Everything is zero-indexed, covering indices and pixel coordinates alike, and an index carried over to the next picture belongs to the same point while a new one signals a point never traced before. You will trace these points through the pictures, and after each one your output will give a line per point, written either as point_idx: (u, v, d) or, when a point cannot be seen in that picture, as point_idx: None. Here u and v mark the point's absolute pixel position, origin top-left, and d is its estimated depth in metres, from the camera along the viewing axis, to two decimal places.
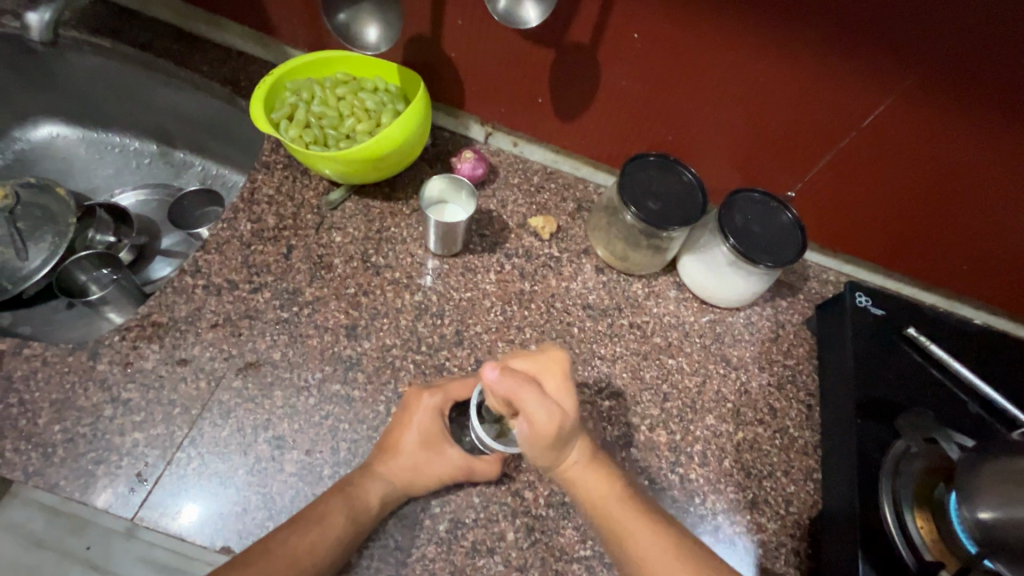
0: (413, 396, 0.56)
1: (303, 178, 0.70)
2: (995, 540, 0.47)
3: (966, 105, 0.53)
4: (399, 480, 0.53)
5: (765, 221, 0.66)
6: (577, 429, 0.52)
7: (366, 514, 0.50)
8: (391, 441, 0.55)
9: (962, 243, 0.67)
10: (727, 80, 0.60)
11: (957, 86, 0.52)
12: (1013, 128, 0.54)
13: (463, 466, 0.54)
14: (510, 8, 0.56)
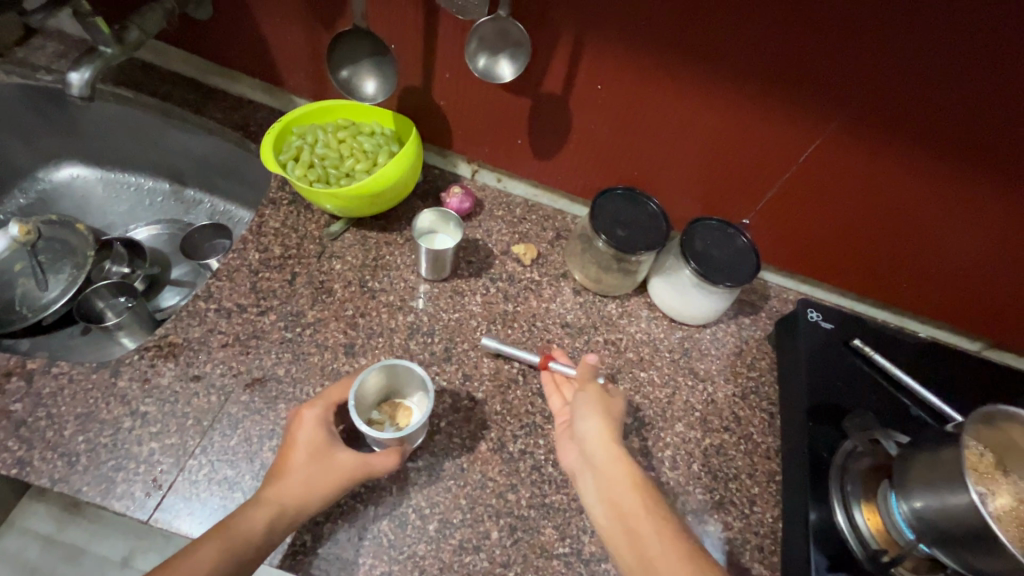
0: (295, 414, 0.58)
1: (306, 213, 0.78)
2: (929, 525, 0.52)
3: (886, 142, 0.62)
4: (288, 500, 0.53)
5: (722, 245, 0.73)
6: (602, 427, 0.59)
7: (242, 543, 0.50)
8: (280, 465, 0.55)
9: (901, 261, 0.75)
10: (683, 121, 0.68)
11: (877, 125, 0.61)
12: (926, 161, 0.62)
13: (360, 462, 0.55)
14: (488, 64, 0.65)
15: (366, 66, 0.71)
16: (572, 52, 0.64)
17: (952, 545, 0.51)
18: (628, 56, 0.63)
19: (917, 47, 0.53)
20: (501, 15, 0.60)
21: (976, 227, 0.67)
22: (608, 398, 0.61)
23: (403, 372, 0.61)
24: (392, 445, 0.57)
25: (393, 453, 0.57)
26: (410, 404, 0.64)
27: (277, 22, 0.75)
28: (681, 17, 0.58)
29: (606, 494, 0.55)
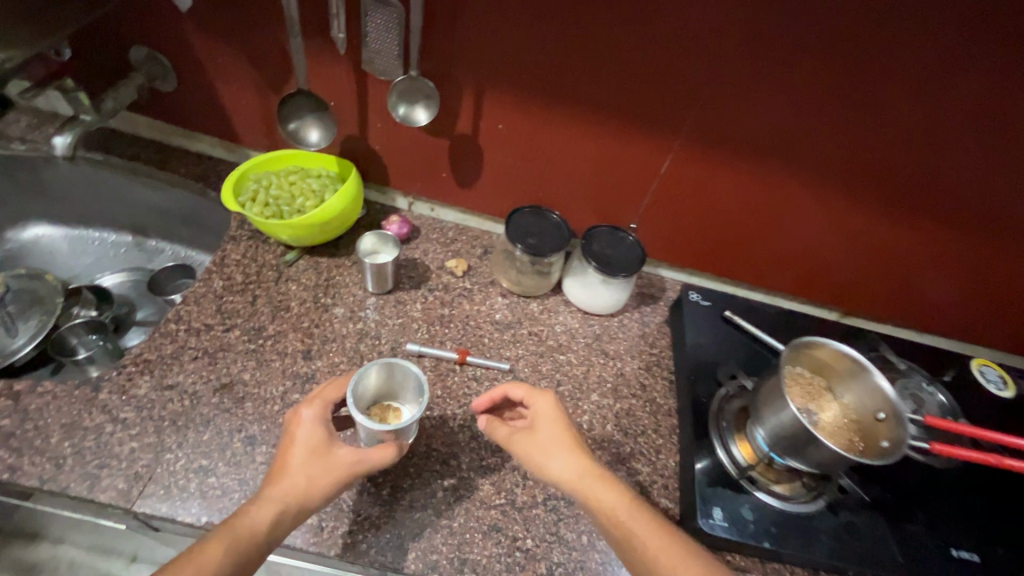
0: (293, 417, 0.63)
1: (264, 245, 0.90)
2: (774, 438, 0.67)
3: (725, 154, 0.81)
4: (290, 496, 0.57)
5: (614, 245, 0.90)
6: (558, 450, 0.64)
7: (245, 540, 0.54)
8: (279, 467, 0.59)
9: (759, 250, 0.94)
10: (575, 149, 0.85)
11: (716, 141, 0.80)
12: (757, 166, 0.81)
13: (357, 456, 0.60)
14: (406, 112, 0.82)
15: (310, 120, 0.86)
16: (476, 101, 0.81)
17: (789, 450, 0.66)
18: (519, 104, 0.81)
19: (722, 84, 0.73)
20: (414, 75, 0.77)
21: (806, 216, 0.86)
22: (547, 415, 0.67)
23: (402, 378, 0.71)
24: (388, 442, 0.62)
25: (390, 448, 0.62)
26: (400, 407, 0.73)
27: (233, 89, 0.89)
28: (552, 72, 0.76)
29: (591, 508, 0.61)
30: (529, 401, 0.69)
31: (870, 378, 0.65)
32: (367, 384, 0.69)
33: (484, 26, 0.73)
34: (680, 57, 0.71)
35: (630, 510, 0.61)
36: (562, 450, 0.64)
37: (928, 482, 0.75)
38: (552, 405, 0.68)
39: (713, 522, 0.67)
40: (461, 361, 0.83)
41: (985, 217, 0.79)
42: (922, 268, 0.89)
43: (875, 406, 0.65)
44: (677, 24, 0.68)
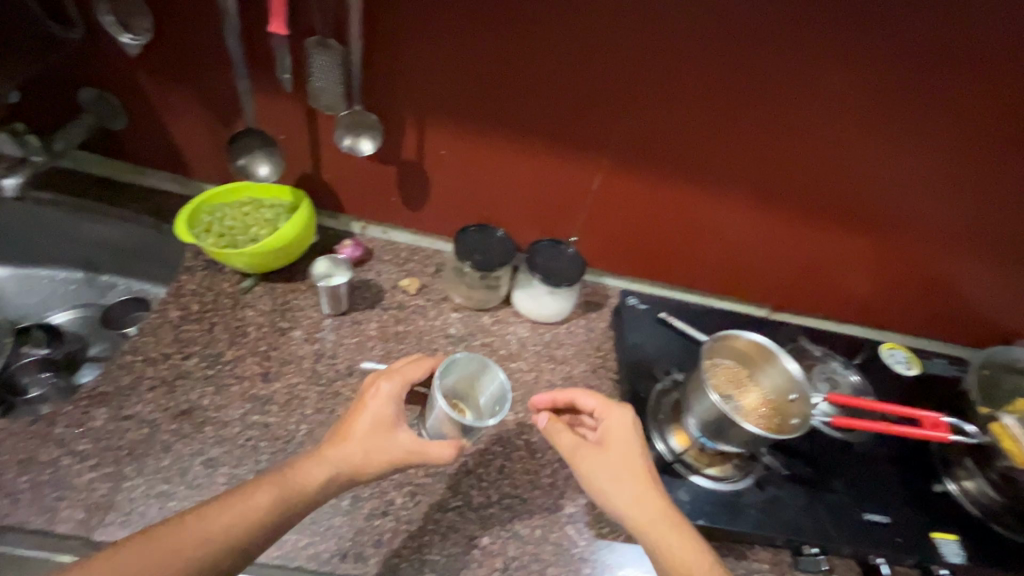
0: (370, 384, 0.70)
1: (219, 275, 0.93)
2: (700, 424, 0.74)
3: (648, 169, 0.90)
4: (347, 462, 0.64)
5: (557, 257, 0.97)
6: (641, 484, 0.66)
7: (298, 491, 0.60)
8: (344, 429, 0.67)
9: (688, 255, 1.02)
10: (515, 169, 0.92)
11: (641, 156, 0.88)
12: (677, 179, 0.91)
13: (414, 443, 0.66)
14: (352, 143, 0.87)
15: (258, 157, 0.91)
16: (418, 131, 0.87)
17: (713, 434, 0.73)
18: (458, 132, 0.87)
19: (638, 106, 0.82)
20: (357, 108, 0.83)
21: (725, 222, 0.96)
22: (631, 441, 0.69)
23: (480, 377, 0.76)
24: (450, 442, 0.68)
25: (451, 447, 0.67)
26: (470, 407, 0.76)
27: (182, 126, 0.92)
28: (486, 101, 0.83)
29: (662, 552, 0.63)
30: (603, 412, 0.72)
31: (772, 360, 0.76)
32: (454, 372, 0.75)
33: (421, 62, 0.80)
34: (604, 81, 0.80)
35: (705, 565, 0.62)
36: (643, 486, 0.66)
37: (842, 455, 0.84)
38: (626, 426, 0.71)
39: None
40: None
41: (875, 211, 0.91)
42: (831, 263, 1.00)
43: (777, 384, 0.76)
44: (599, 53, 0.77)
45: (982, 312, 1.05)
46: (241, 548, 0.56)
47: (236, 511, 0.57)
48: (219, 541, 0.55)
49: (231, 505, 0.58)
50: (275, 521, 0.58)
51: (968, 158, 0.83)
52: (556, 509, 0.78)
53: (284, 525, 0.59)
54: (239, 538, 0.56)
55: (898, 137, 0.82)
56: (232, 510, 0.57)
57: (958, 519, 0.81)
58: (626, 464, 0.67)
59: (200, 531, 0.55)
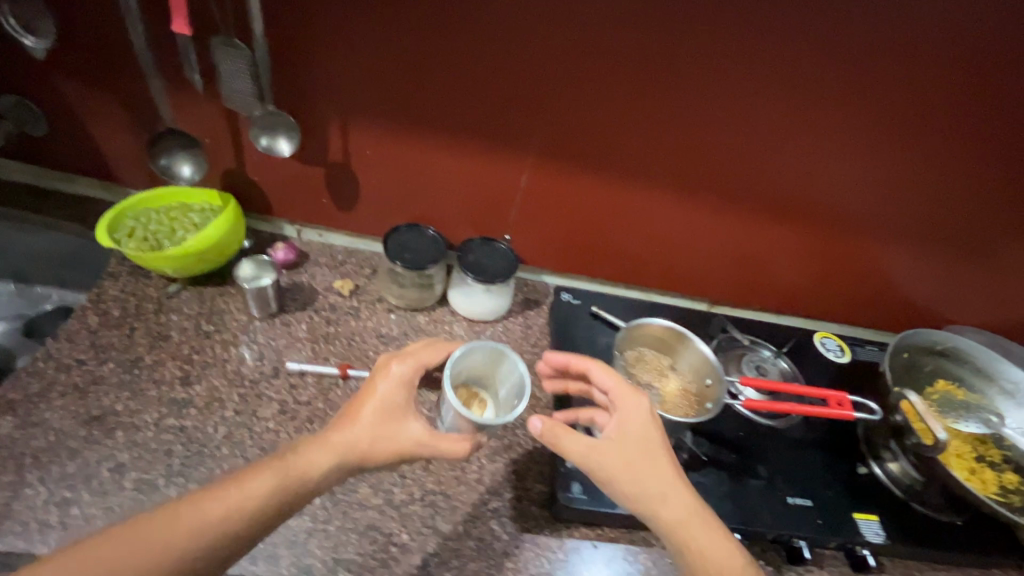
0: (381, 367, 0.67)
1: (145, 280, 0.92)
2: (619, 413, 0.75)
3: (574, 164, 0.91)
4: (352, 451, 0.61)
5: (490, 254, 0.98)
6: (659, 467, 0.63)
7: (297, 480, 0.58)
8: (351, 411, 0.64)
9: (623, 249, 1.03)
10: (443, 167, 0.93)
11: (566, 152, 0.89)
12: (603, 173, 0.92)
13: (425, 431, 0.64)
14: (268, 144, 0.86)
15: (178, 157, 0.91)
16: (340, 131, 0.88)
17: None
18: (381, 131, 0.88)
19: (557, 101, 0.83)
20: (271, 108, 0.83)
21: (654, 215, 0.97)
22: (644, 418, 0.65)
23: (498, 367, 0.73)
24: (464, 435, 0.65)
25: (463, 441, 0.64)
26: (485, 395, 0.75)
27: (104, 131, 0.92)
28: (406, 99, 0.84)
29: (683, 540, 0.61)
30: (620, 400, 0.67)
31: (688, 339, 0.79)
32: (469, 359, 0.72)
33: (334, 62, 0.80)
34: (523, 78, 0.81)
35: (725, 553, 0.60)
36: (662, 469, 0.63)
37: (766, 441, 0.85)
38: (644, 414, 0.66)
39: (569, 494, 0.74)
40: (343, 375, 0.86)
41: (798, 201, 0.93)
42: (762, 252, 1.02)
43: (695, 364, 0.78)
44: (517, 49, 0.78)
45: (909, 298, 1.08)
46: (245, 536, 0.55)
47: (234, 501, 0.55)
48: (215, 532, 0.54)
49: (227, 494, 0.56)
50: (275, 509, 0.57)
51: (880, 148, 0.85)
52: (480, 504, 0.77)
53: (285, 513, 0.58)
54: (238, 529, 0.55)
55: (812, 127, 0.83)
56: (230, 498, 0.55)
57: (881, 500, 0.82)
58: (637, 444, 0.64)
59: (192, 517, 0.54)
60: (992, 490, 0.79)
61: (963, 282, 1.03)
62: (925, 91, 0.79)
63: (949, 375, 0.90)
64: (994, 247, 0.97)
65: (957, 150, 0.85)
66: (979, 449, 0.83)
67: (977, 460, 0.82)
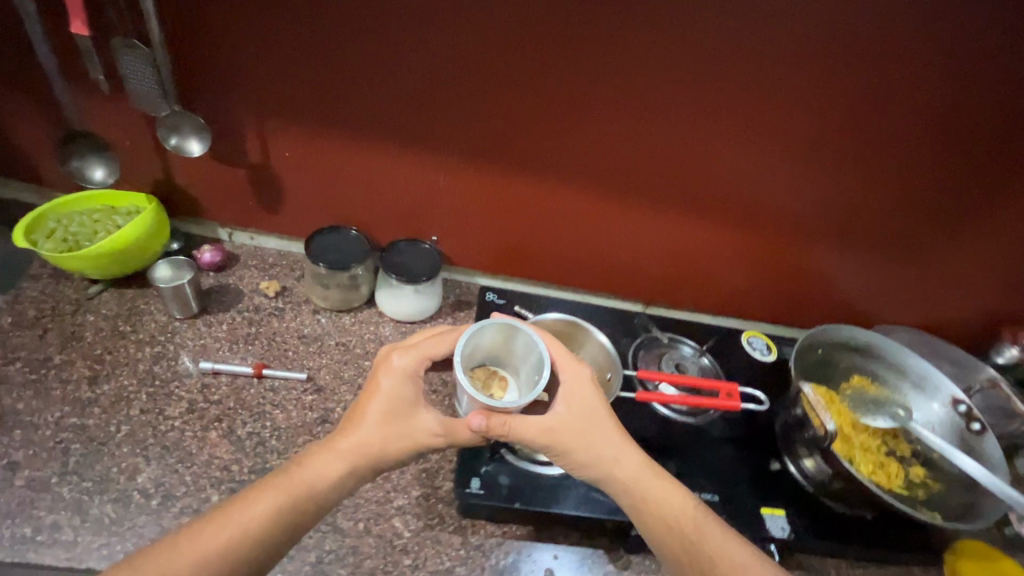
0: (383, 362, 0.66)
1: (64, 281, 0.92)
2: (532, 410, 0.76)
3: (492, 164, 0.92)
4: (366, 449, 0.62)
5: (416, 255, 0.99)
6: (620, 444, 0.65)
7: (312, 485, 0.60)
8: (358, 410, 0.64)
9: (551, 250, 1.05)
10: (364, 168, 0.94)
11: (482, 153, 0.90)
12: (522, 174, 0.93)
13: (434, 425, 0.64)
14: (179, 143, 0.87)
15: (92, 161, 0.92)
16: (258, 131, 0.89)
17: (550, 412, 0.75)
18: (298, 134, 0.89)
19: (468, 103, 0.84)
20: (178, 108, 0.84)
21: (577, 215, 0.98)
22: (593, 396, 0.66)
23: (513, 344, 0.69)
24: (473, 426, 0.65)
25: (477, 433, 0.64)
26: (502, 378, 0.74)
27: (22, 135, 0.91)
28: (318, 100, 0.85)
29: (658, 514, 0.63)
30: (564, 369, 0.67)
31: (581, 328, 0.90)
32: (480, 339, 0.68)
33: (243, 63, 0.81)
34: (431, 81, 0.82)
35: (705, 525, 0.62)
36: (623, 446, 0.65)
37: (680, 437, 0.85)
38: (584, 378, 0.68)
39: (469, 489, 0.74)
40: (258, 374, 0.86)
41: (718, 201, 0.94)
42: (689, 252, 1.03)
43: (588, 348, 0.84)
44: (425, 56, 0.79)
45: (839, 297, 1.08)
46: (261, 554, 0.56)
47: (237, 524, 0.56)
48: (224, 556, 0.54)
49: (231, 519, 0.56)
50: (282, 525, 0.57)
51: (790, 149, 0.85)
52: (385, 502, 0.77)
53: (296, 524, 0.58)
54: (259, 546, 0.56)
55: (722, 130, 0.84)
56: (232, 523, 0.56)
57: (789, 495, 0.82)
58: (590, 423, 0.65)
59: (199, 545, 0.54)
60: (897, 484, 0.80)
61: (890, 280, 1.03)
62: (829, 94, 0.78)
63: (864, 371, 0.91)
64: (917, 247, 0.97)
65: (868, 151, 0.84)
66: (890, 443, 0.84)
67: (886, 454, 0.83)
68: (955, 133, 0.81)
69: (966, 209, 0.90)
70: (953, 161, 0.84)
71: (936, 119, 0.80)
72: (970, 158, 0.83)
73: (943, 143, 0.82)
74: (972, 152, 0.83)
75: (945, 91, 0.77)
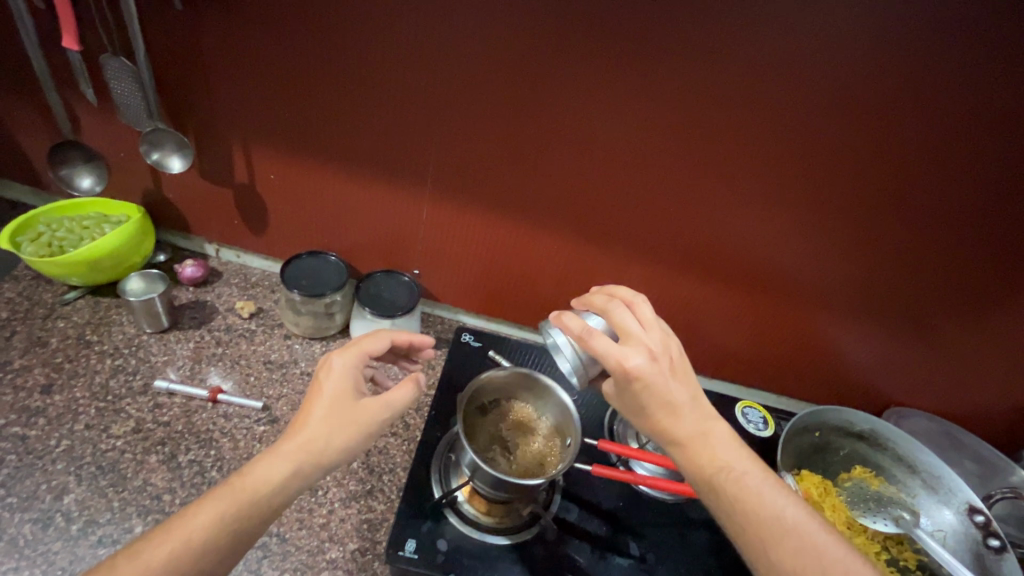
0: (323, 361, 0.58)
1: (45, 285, 0.93)
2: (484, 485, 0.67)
3: (474, 202, 0.89)
4: (307, 448, 0.52)
5: (394, 288, 0.95)
6: (658, 390, 0.52)
7: (254, 495, 0.49)
8: (300, 411, 0.55)
9: (536, 295, 1.00)
10: (347, 194, 0.92)
11: (463, 189, 0.87)
12: (506, 214, 0.89)
13: (382, 404, 0.57)
14: (161, 158, 0.89)
15: (81, 171, 0.95)
16: (244, 152, 0.89)
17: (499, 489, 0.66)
18: (282, 159, 0.89)
19: (449, 136, 0.81)
20: (160, 126, 0.85)
21: (563, 259, 0.93)
22: (634, 341, 0.54)
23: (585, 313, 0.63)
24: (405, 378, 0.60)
25: (408, 384, 0.59)
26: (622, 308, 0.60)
27: (27, 141, 0.95)
28: (301, 127, 0.84)
29: (693, 456, 0.51)
30: (625, 339, 0.55)
31: (536, 380, 0.75)
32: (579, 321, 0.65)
33: (227, 88, 0.82)
34: (409, 112, 0.80)
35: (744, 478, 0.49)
36: (665, 393, 0.52)
37: (649, 516, 0.77)
38: (673, 343, 0.55)
39: (402, 553, 0.68)
40: (213, 399, 0.83)
41: (714, 257, 0.87)
42: (681, 308, 0.96)
43: (545, 407, 0.76)
44: (404, 88, 0.77)
45: (849, 371, 0.98)
46: (216, 561, 0.46)
47: (180, 535, 0.45)
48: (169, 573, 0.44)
49: (169, 535, 0.46)
50: (228, 538, 0.47)
51: (789, 208, 0.78)
52: (317, 553, 0.71)
53: (248, 535, 0.48)
54: (199, 564, 0.45)
55: (714, 184, 0.78)
56: (172, 542, 0.45)
57: None
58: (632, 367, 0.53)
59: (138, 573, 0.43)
60: None
61: (908, 360, 0.93)
62: (829, 154, 0.72)
63: (868, 461, 0.82)
64: (936, 327, 0.87)
65: (875, 219, 0.77)
66: (891, 550, 0.75)
67: (885, 563, 0.73)
68: (976, 206, 0.72)
69: (991, 289, 0.80)
70: (976, 235, 0.75)
71: (958, 191, 0.71)
72: (996, 233, 0.74)
73: (963, 217, 0.74)
74: (997, 226, 0.73)
75: (963, 159, 0.69)
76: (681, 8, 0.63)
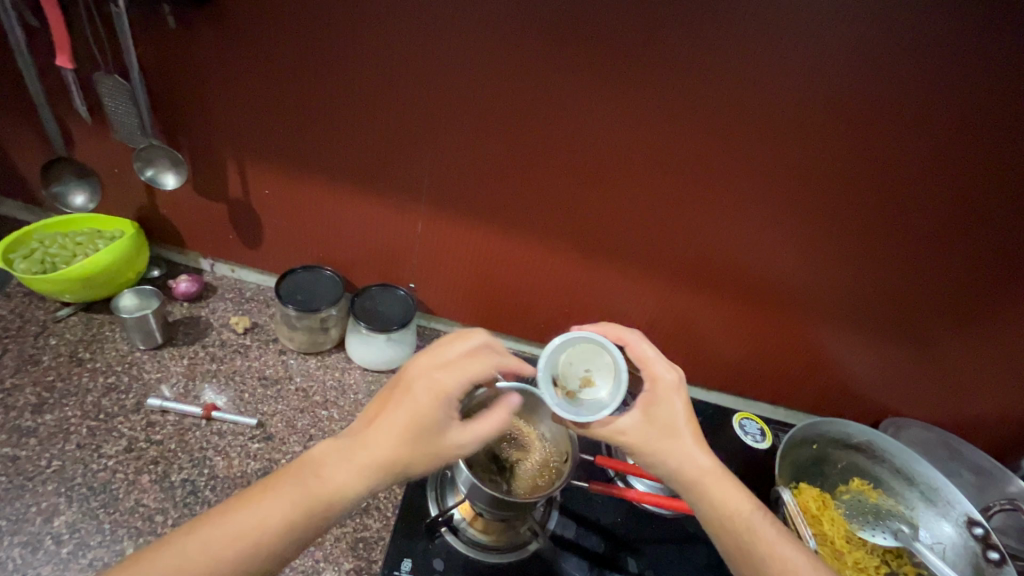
0: (422, 376, 0.56)
1: (37, 302, 0.92)
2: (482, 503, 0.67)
3: (468, 215, 0.89)
4: (386, 467, 0.52)
5: (389, 301, 0.95)
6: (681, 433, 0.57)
7: (323, 504, 0.51)
8: (392, 424, 0.54)
9: (532, 307, 1.00)
10: (341, 208, 0.92)
11: (457, 203, 0.87)
12: (500, 227, 0.89)
13: (468, 436, 0.55)
14: (154, 175, 0.89)
15: (73, 188, 0.95)
16: (238, 167, 0.89)
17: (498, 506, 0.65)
18: (276, 174, 0.89)
19: (442, 150, 0.81)
20: (153, 144, 0.84)
21: (557, 271, 0.93)
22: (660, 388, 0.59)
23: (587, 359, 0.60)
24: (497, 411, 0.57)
25: (497, 419, 0.57)
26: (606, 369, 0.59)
27: (20, 158, 0.94)
28: (295, 143, 0.85)
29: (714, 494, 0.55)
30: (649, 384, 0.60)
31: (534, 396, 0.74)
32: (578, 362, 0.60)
33: (220, 104, 0.82)
34: (403, 126, 0.80)
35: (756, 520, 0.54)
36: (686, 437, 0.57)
37: (647, 531, 0.77)
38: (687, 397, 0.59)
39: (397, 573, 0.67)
40: (206, 417, 0.82)
41: (708, 268, 0.87)
42: (675, 320, 0.96)
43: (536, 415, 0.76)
44: (397, 103, 0.78)
45: (846, 381, 0.98)
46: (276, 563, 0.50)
47: (252, 535, 0.49)
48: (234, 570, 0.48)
49: (243, 532, 0.49)
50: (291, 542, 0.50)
51: (783, 220, 0.79)
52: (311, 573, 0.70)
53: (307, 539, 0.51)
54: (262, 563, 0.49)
55: (707, 197, 0.79)
56: (244, 542, 0.48)
57: None
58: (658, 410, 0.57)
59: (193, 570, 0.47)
60: None
61: (903, 370, 0.93)
62: (821, 165, 0.72)
63: (866, 474, 0.82)
64: (931, 336, 0.87)
65: (867, 230, 0.77)
66: (890, 563, 0.75)
67: None
68: (966, 217, 0.73)
69: (983, 298, 0.81)
70: (967, 246, 0.76)
71: (948, 202, 0.72)
72: (988, 243, 0.75)
73: (954, 229, 0.74)
74: (989, 236, 0.74)
75: (954, 170, 0.69)
76: (671, 25, 0.64)
